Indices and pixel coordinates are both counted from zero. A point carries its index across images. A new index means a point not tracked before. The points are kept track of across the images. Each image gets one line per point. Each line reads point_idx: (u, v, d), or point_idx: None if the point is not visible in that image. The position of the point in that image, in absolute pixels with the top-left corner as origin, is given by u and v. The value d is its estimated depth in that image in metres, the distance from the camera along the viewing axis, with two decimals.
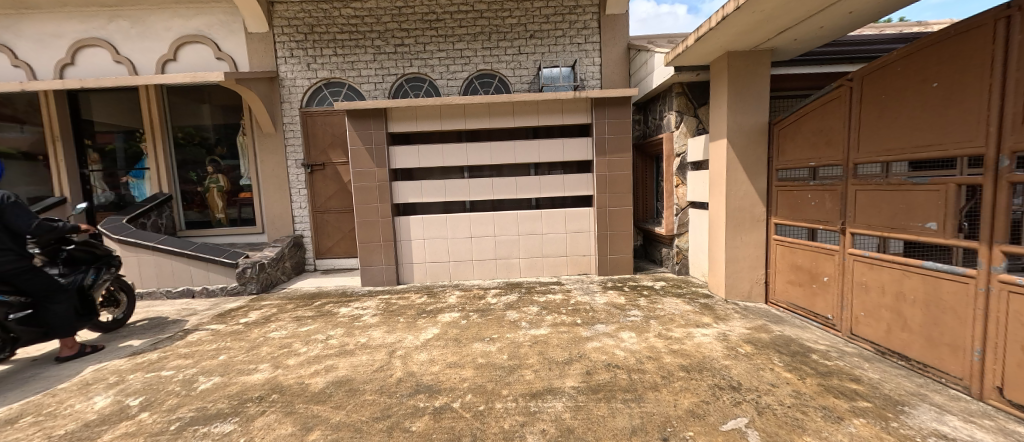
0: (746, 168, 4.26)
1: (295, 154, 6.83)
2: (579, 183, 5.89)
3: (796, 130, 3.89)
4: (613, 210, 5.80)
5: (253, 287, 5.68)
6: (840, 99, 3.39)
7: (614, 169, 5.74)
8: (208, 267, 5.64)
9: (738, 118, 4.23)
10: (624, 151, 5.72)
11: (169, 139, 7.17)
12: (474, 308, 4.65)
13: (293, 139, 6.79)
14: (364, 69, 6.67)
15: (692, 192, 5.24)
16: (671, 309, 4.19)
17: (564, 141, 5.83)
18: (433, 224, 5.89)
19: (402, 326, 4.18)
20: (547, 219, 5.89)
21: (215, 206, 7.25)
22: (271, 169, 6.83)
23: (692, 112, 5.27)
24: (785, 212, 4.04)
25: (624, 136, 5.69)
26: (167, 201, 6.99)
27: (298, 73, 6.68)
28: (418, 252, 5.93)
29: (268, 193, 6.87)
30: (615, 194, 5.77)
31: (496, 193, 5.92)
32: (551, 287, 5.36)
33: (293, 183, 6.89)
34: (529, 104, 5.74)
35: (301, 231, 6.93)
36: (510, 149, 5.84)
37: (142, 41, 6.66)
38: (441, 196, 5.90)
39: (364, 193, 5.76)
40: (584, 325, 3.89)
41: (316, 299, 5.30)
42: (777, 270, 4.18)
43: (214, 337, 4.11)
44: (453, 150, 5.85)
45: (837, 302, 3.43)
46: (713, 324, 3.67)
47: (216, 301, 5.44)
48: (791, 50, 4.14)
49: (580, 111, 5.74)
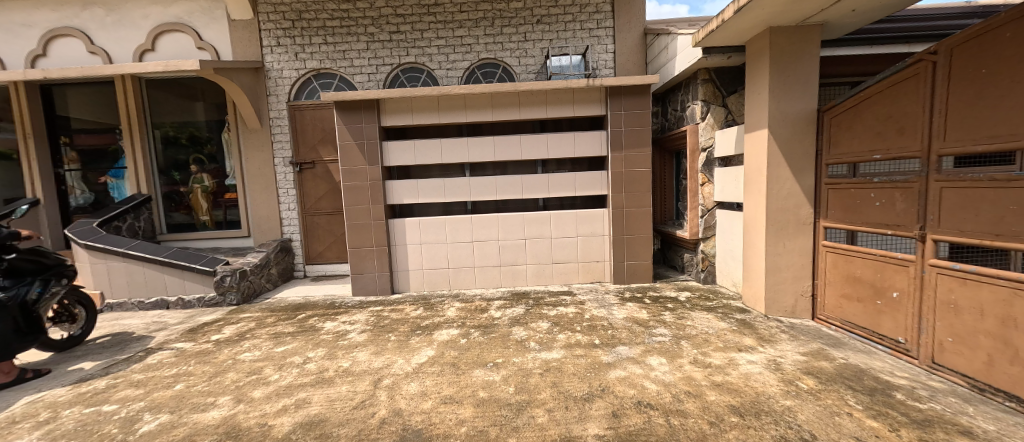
0: (791, 162, 3.66)
1: (284, 152, 6.31)
2: (592, 182, 5.33)
3: (853, 117, 3.29)
4: (630, 211, 5.19)
5: (232, 297, 5.14)
6: (918, 77, 2.79)
7: (631, 165, 5.13)
8: (184, 275, 5.12)
9: (781, 105, 3.63)
10: (643, 145, 5.11)
11: (150, 136, 6.65)
12: (475, 324, 4.09)
13: (280, 135, 6.28)
14: (357, 59, 6.14)
15: (721, 191, 4.66)
16: (704, 327, 3.60)
17: (575, 135, 5.26)
18: (430, 228, 5.35)
19: (392, 347, 3.62)
20: (557, 222, 5.32)
21: (199, 208, 6.75)
22: (257, 167, 6.32)
23: (719, 101, 4.74)
24: (839, 213, 3.45)
25: (642, 128, 5.08)
26: (146, 203, 6.46)
27: (286, 63, 6.16)
28: (414, 258, 5.40)
29: (254, 194, 6.36)
30: (632, 193, 5.16)
31: (501, 193, 5.37)
32: (562, 298, 4.76)
33: (281, 183, 6.37)
34: (536, 95, 5.19)
35: (290, 234, 6.41)
36: (517, 144, 5.29)
37: (118, 29, 6.17)
38: (439, 196, 5.36)
39: (354, 193, 5.23)
40: (603, 347, 3.32)
41: (300, 312, 4.76)
42: (827, 283, 3.59)
43: (177, 359, 3.57)
44: (454, 146, 5.30)
45: (913, 323, 2.85)
46: (759, 348, 3.07)
47: (190, 313, 4.92)
48: (845, 25, 3.53)
49: (594, 101, 5.17)
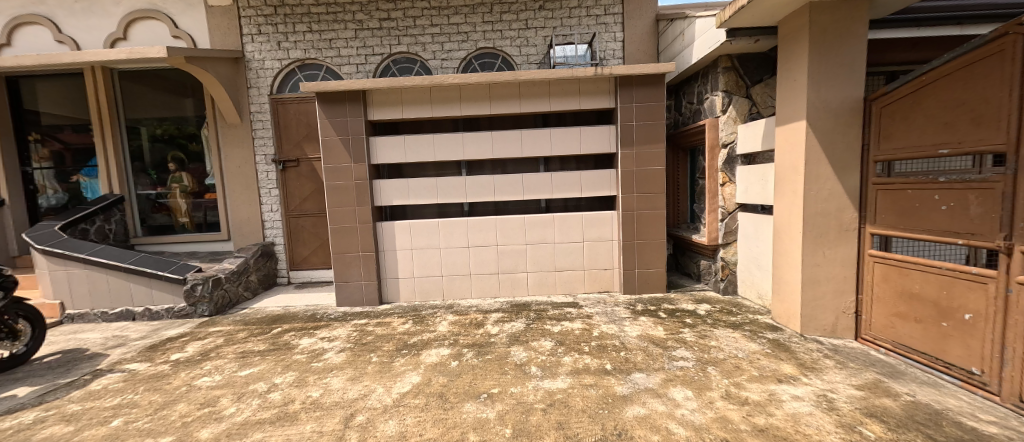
0: (832, 159, 3.17)
1: (266, 149, 5.85)
2: (599, 182, 4.84)
3: (910, 105, 2.82)
4: (642, 214, 4.70)
5: (204, 308, 4.68)
6: (1002, 55, 2.32)
7: (643, 163, 4.64)
8: (151, 283, 4.67)
9: (822, 93, 3.14)
10: (657, 141, 4.62)
11: (123, 132, 6.20)
12: (468, 342, 3.61)
13: (261, 130, 5.82)
14: (344, 48, 5.67)
15: (744, 192, 4.17)
16: (731, 350, 3.12)
17: (581, 130, 4.77)
18: (422, 232, 4.89)
19: (372, 371, 3.15)
20: (561, 225, 4.85)
21: (178, 209, 6.30)
22: (237, 165, 5.87)
23: (743, 92, 4.27)
24: (890, 218, 2.97)
25: (656, 122, 4.59)
26: (119, 204, 6.01)
27: (267, 53, 5.70)
28: (405, 265, 4.93)
29: (234, 194, 5.91)
30: (644, 194, 4.67)
31: (500, 194, 4.89)
32: (567, 311, 4.27)
33: (263, 182, 5.91)
34: (538, 86, 4.72)
35: (273, 238, 5.95)
36: (518, 140, 4.80)
37: (88, 17, 5.72)
38: (431, 197, 4.89)
39: (338, 193, 4.76)
40: (616, 374, 2.84)
41: (276, 325, 4.29)
42: (875, 299, 3.10)
43: (124, 385, 3.11)
44: (448, 142, 4.83)
45: (992, 353, 2.38)
46: (803, 379, 2.60)
47: (156, 326, 4.46)
48: (898, 1, 3.03)
49: (602, 93, 4.69)
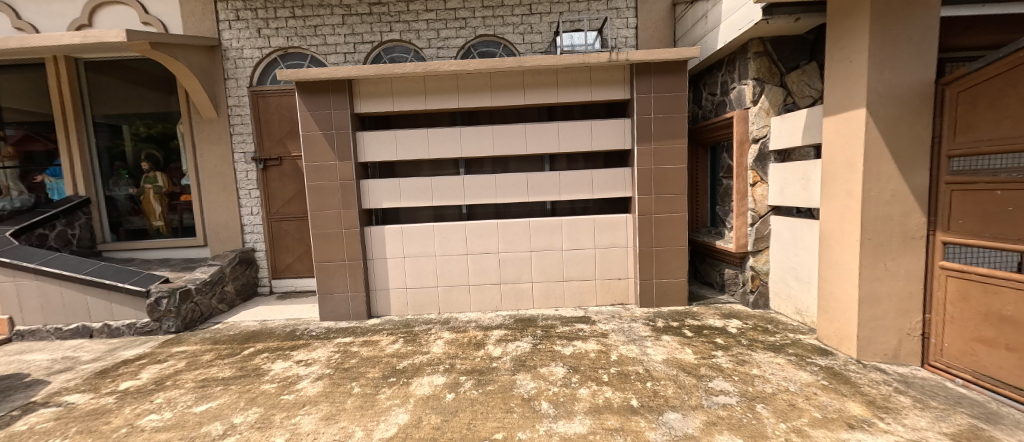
0: (897, 155, 2.68)
1: (245, 147, 5.34)
2: (612, 182, 4.35)
3: (999, 89, 2.34)
4: (660, 218, 4.20)
5: (170, 324, 4.17)
6: None
7: (661, 161, 4.14)
8: (111, 296, 4.16)
9: (885, 76, 2.65)
10: (678, 136, 4.12)
11: (89, 128, 5.68)
12: (466, 367, 3.11)
13: (240, 126, 5.32)
14: (331, 36, 5.18)
15: (779, 193, 3.69)
16: (779, 381, 2.63)
17: (593, 124, 4.28)
18: (416, 237, 4.39)
19: (351, 406, 2.65)
20: (570, 230, 4.36)
21: (151, 212, 5.79)
22: (214, 164, 5.36)
23: (776, 80, 3.79)
24: (970, 225, 2.48)
25: (677, 115, 4.09)
26: (84, 206, 5.50)
27: (246, 40, 5.20)
28: (396, 274, 4.43)
29: (210, 196, 5.40)
30: (663, 195, 4.17)
31: (501, 196, 4.40)
32: (579, 328, 3.77)
33: (242, 183, 5.39)
34: (545, 75, 4.23)
35: (253, 244, 5.44)
36: (522, 135, 4.30)
37: (49, 1, 5.21)
38: (425, 200, 4.39)
39: (321, 195, 4.25)
40: (646, 415, 2.35)
41: (249, 344, 3.78)
42: (949, 319, 2.60)
43: (56, 424, 2.61)
44: (444, 137, 4.33)
45: None
46: (879, 424, 2.11)
47: (115, 345, 3.95)
48: None
49: (616, 82, 4.20)
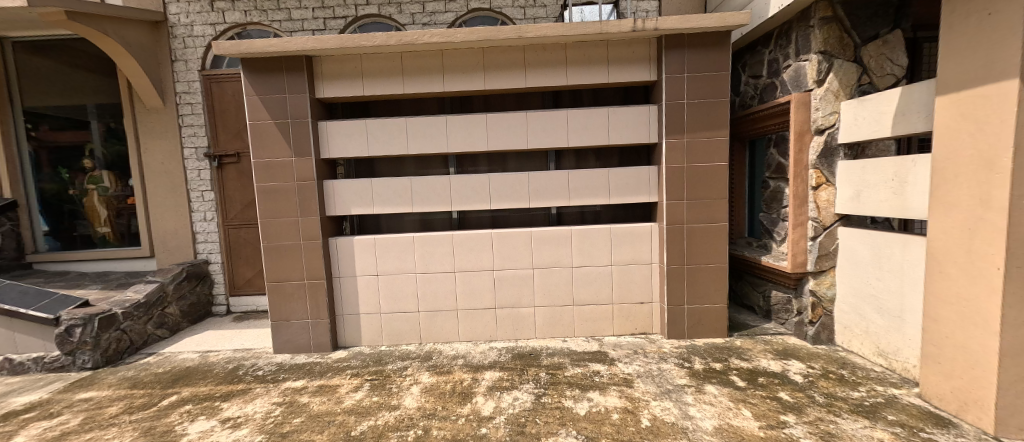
0: None
1: (196, 141, 4.53)
2: (633, 184, 3.52)
3: None
4: (696, 229, 3.36)
5: (86, 359, 3.37)
6: None
7: (697, 158, 3.31)
8: (13, 325, 3.36)
9: None
10: (719, 127, 3.27)
11: (17, 120, 4.87)
12: (445, 436, 2.29)
13: (190, 116, 4.51)
14: (297, 9, 4.37)
15: (855, 199, 2.85)
16: None
17: (611, 112, 3.44)
18: (392, 251, 3.58)
19: None
20: (582, 243, 3.54)
21: (96, 216, 4.99)
22: (160, 162, 4.55)
23: (850, 53, 2.96)
24: None
25: (718, 99, 3.25)
26: (9, 211, 4.72)
27: (197, 15, 4.40)
28: (367, 296, 3.62)
29: (156, 199, 4.58)
30: (699, 201, 3.34)
31: (497, 201, 3.58)
32: (594, 371, 2.95)
33: (193, 184, 4.57)
34: (552, 50, 3.41)
35: (206, 255, 4.63)
36: (522, 126, 3.48)
37: None
38: (404, 205, 3.57)
39: (273, 199, 3.42)
40: None
41: (174, 390, 2.97)
42: None
43: None
44: (427, 128, 3.50)
45: None
46: None
47: (11, 388, 3.15)
48: None
49: (641, 60, 3.38)
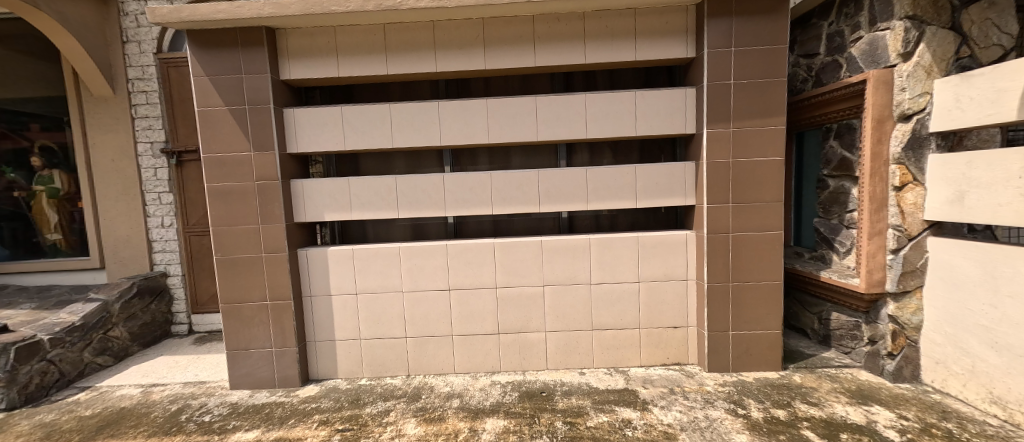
0: None
1: (152, 135, 3.91)
2: (665, 184, 2.90)
3: None
4: (743, 238, 2.74)
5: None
6: None
7: (746, 152, 2.70)
8: None
9: None
10: (773, 113, 2.66)
11: None
12: None
13: (145, 106, 3.90)
14: None
15: (958, 202, 2.24)
16: None
17: (639, 95, 2.83)
18: (373, 265, 2.97)
19: None
20: (602, 255, 2.93)
21: (45, 221, 4.26)
22: (109, 158, 3.93)
23: (946, 18, 2.35)
24: None
25: (772, 78, 2.64)
26: None
27: None
28: (344, 318, 3.01)
29: (105, 202, 3.96)
30: (748, 204, 2.72)
31: (500, 204, 2.96)
32: (624, 419, 2.33)
33: (147, 184, 3.96)
34: (567, 20, 2.79)
35: (164, 266, 4.02)
36: (531, 113, 2.88)
37: None
38: (388, 210, 2.96)
39: (227, 202, 2.81)
40: None
41: None
42: None
43: None
44: (415, 116, 2.88)
45: None
46: None
47: None
48: None
49: (675, 33, 2.77)
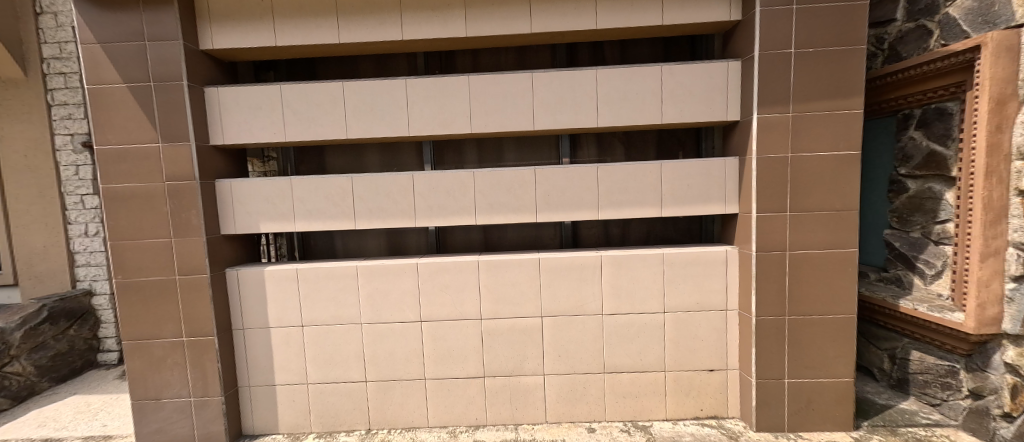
0: None
1: (72, 127, 3.29)
2: (698, 187, 2.25)
3: None
4: (803, 257, 2.09)
5: None
6: None
7: (808, 144, 2.04)
8: None
9: None
10: (846, 92, 2.01)
11: None
12: None
13: (62, 91, 3.27)
14: None
15: None
16: None
17: (665, 71, 2.17)
18: (323, 290, 2.31)
19: None
20: (617, 278, 2.27)
21: None
22: (19, 154, 3.27)
23: None
24: None
25: (847, 46, 1.98)
26: None
27: None
28: (287, 358, 2.34)
29: (14, 206, 3.30)
30: (810, 214, 2.07)
31: (486, 212, 2.31)
32: None
33: (66, 184, 3.32)
34: None
35: (89, 283, 3.39)
36: (525, 95, 2.22)
37: None
38: (341, 219, 2.31)
39: (129, 209, 2.15)
40: None
41: None
42: None
43: None
44: (376, 97, 2.23)
45: None
46: None
47: None
48: None
49: None
